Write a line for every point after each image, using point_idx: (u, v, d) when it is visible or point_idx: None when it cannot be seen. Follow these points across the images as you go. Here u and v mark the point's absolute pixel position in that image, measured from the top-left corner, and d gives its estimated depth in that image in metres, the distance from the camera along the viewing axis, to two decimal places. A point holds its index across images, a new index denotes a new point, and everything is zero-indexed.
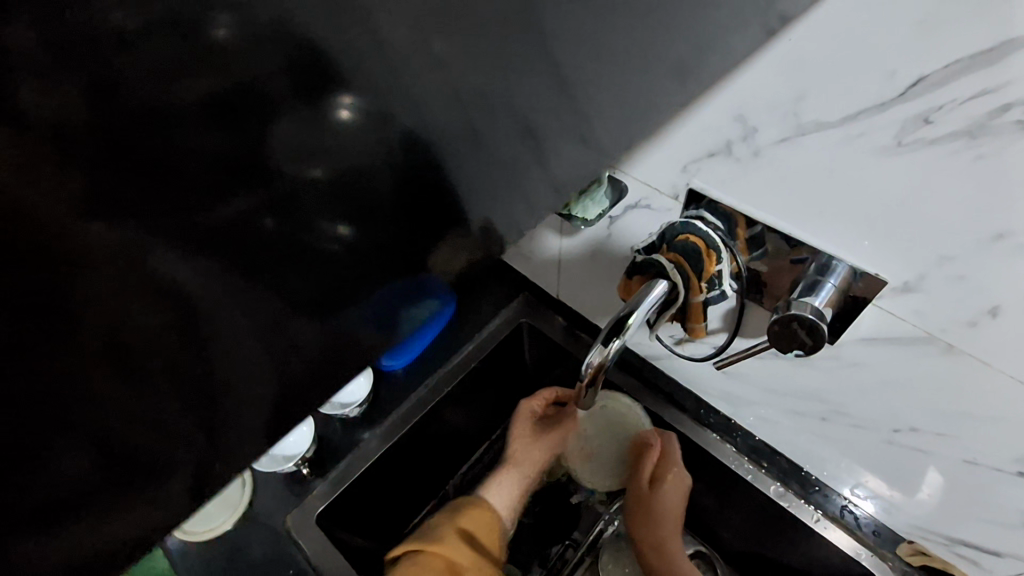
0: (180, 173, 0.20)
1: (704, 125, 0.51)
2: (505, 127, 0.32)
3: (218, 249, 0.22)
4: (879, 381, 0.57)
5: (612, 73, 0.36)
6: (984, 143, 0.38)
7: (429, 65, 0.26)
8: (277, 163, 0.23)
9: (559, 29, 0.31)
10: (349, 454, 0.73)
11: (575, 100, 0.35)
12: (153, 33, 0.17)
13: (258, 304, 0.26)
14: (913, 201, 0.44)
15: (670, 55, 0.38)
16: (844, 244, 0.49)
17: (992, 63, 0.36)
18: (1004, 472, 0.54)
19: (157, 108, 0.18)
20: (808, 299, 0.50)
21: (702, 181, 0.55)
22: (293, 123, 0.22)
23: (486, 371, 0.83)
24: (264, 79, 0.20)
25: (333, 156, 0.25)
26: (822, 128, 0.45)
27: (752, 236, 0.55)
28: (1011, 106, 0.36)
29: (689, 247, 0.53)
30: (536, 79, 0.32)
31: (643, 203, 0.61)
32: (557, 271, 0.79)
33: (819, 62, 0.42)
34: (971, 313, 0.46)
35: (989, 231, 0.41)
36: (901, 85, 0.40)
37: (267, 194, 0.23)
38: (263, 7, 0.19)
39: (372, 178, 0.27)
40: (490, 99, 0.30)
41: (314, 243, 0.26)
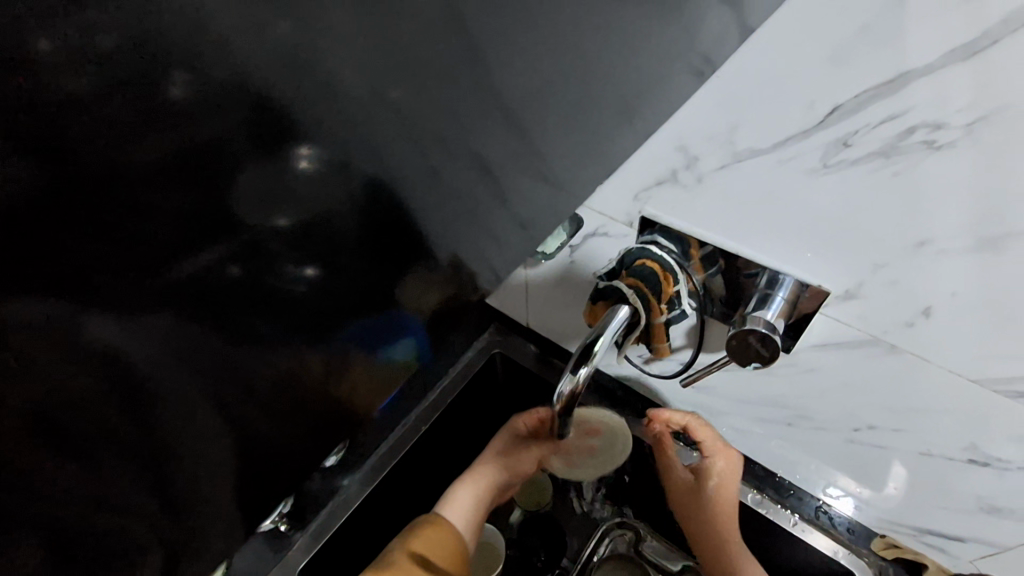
0: (143, 228, 0.20)
1: (647, 158, 0.53)
2: (461, 165, 0.33)
3: (182, 298, 0.23)
4: (837, 385, 0.59)
5: (563, 114, 0.37)
6: (897, 161, 0.41)
7: (386, 111, 0.26)
8: (243, 215, 0.23)
9: (513, 74, 0.31)
10: (329, 504, 0.71)
11: (529, 137, 0.36)
12: (103, 96, 0.17)
13: (204, 358, 0.26)
14: (845, 215, 0.46)
15: (618, 89, 0.40)
16: (785, 258, 0.52)
17: (895, 92, 0.39)
18: (959, 462, 0.56)
19: (115, 175, 0.18)
20: (760, 313, 0.52)
21: (654, 209, 0.57)
22: (253, 177, 0.23)
23: (463, 405, 0.83)
24: (226, 134, 0.21)
25: (296, 204, 0.25)
26: (756, 154, 0.47)
27: (704, 256, 0.57)
28: (917, 128, 0.39)
29: (646, 271, 0.55)
30: (490, 121, 0.33)
31: (599, 231, 0.63)
32: (525, 300, 0.80)
33: (746, 94, 0.44)
34: (909, 315, 0.49)
35: (912, 239, 0.44)
36: (820, 115, 0.42)
37: (231, 245, 0.24)
38: (214, 66, 0.19)
39: (334, 222, 0.28)
40: (447, 143, 0.31)
41: (279, 284, 0.27)
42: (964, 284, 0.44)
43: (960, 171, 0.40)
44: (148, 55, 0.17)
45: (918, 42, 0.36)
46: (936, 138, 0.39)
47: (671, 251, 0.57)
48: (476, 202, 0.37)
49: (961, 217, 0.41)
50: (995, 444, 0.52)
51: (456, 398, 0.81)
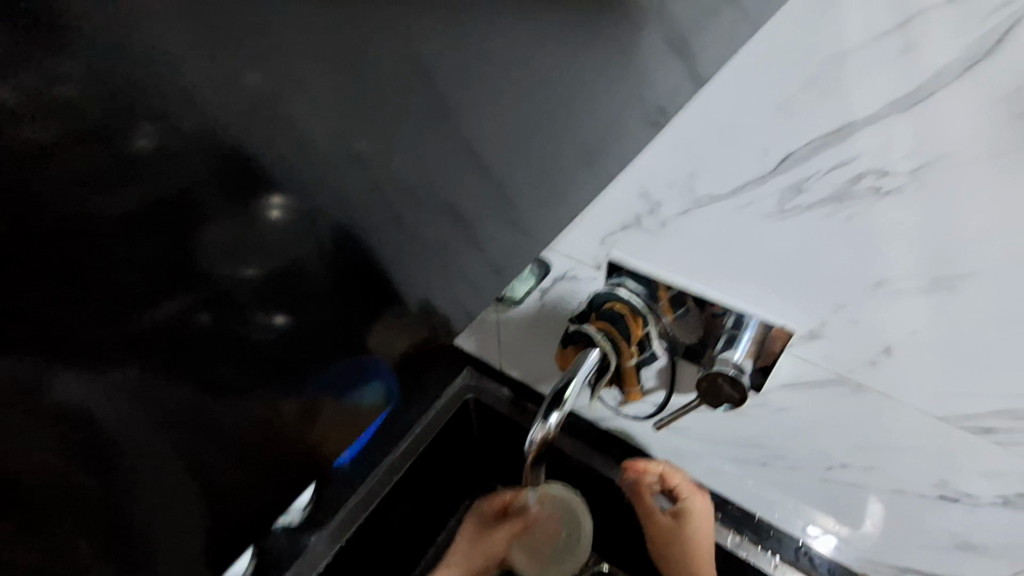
0: (108, 278, 0.20)
1: (612, 203, 0.54)
2: (432, 212, 0.33)
3: (149, 351, 0.23)
4: (809, 424, 0.59)
5: (536, 162, 0.37)
6: (850, 206, 0.43)
7: (352, 161, 0.26)
8: (211, 265, 0.23)
9: (479, 126, 0.32)
10: (294, 563, 0.67)
11: (505, 186, 0.36)
12: (70, 146, 0.18)
13: (175, 413, 0.25)
14: (806, 257, 0.47)
15: (590, 137, 0.39)
16: (756, 300, 0.52)
17: (843, 140, 0.40)
18: (930, 498, 0.57)
19: (77, 220, 0.19)
20: (728, 353, 0.54)
21: (621, 252, 0.57)
22: (223, 228, 0.23)
23: (435, 452, 0.80)
24: (195, 185, 0.21)
25: (265, 253, 0.25)
26: (715, 200, 0.48)
27: (673, 296, 0.57)
28: (865, 175, 0.41)
29: (615, 314, 0.57)
30: (462, 169, 0.33)
31: (568, 274, 0.63)
32: (498, 343, 0.80)
33: (699, 141, 0.46)
34: (870, 354, 0.50)
35: (871, 280, 0.46)
36: (773, 161, 0.44)
37: (201, 295, 0.23)
38: (183, 118, 0.20)
39: (305, 270, 0.28)
40: (417, 193, 0.31)
41: (249, 333, 0.27)
42: (922, 321, 0.46)
43: (908, 215, 0.41)
44: (118, 106, 0.18)
45: (861, 93, 0.38)
46: (883, 184, 0.41)
47: (638, 294, 0.58)
48: (449, 250, 0.36)
49: (917, 258, 0.43)
50: (966, 479, 0.53)
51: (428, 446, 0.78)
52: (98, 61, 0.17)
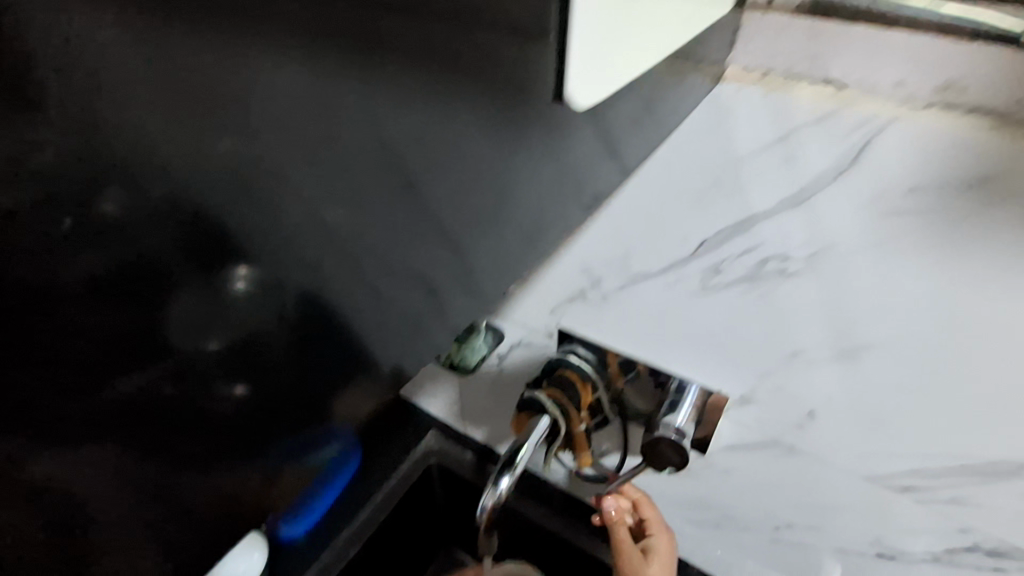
0: (56, 349, 0.19)
1: (563, 277, 0.64)
2: (405, 283, 0.31)
3: (100, 424, 0.21)
4: (752, 485, 0.65)
5: (494, 232, 0.35)
6: (759, 286, 0.53)
7: (323, 232, 0.24)
8: (171, 336, 0.21)
9: (446, 196, 0.30)
10: None
11: (464, 253, 0.34)
12: (29, 210, 0.16)
13: (121, 490, 0.23)
14: (726, 329, 0.57)
15: (538, 206, 0.39)
16: (701, 363, 0.60)
17: (747, 230, 0.52)
18: (868, 556, 0.62)
19: (26, 288, 0.17)
20: (671, 419, 0.59)
21: (569, 322, 0.67)
22: (187, 297, 0.21)
23: (396, 520, 0.77)
24: (157, 254, 0.20)
25: (231, 324, 0.23)
26: (645, 277, 0.59)
27: (622, 361, 0.64)
28: (770, 259, 0.52)
29: (564, 382, 0.63)
30: (430, 239, 0.31)
31: (522, 342, 0.72)
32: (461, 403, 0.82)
33: (632, 230, 0.57)
34: (797, 417, 0.58)
35: (789, 351, 0.55)
36: (692, 247, 0.55)
37: (159, 368, 0.22)
38: (151, 183, 0.18)
39: (274, 340, 0.25)
40: (389, 263, 0.29)
41: (208, 407, 0.24)
42: (834, 389, 0.55)
43: (808, 292, 0.52)
44: (80, 167, 0.17)
45: None
46: (785, 267, 0.52)
47: (589, 360, 0.65)
48: (417, 322, 0.33)
49: (819, 331, 0.53)
50: (897, 536, 0.59)
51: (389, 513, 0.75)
52: (62, 130, 0.16)
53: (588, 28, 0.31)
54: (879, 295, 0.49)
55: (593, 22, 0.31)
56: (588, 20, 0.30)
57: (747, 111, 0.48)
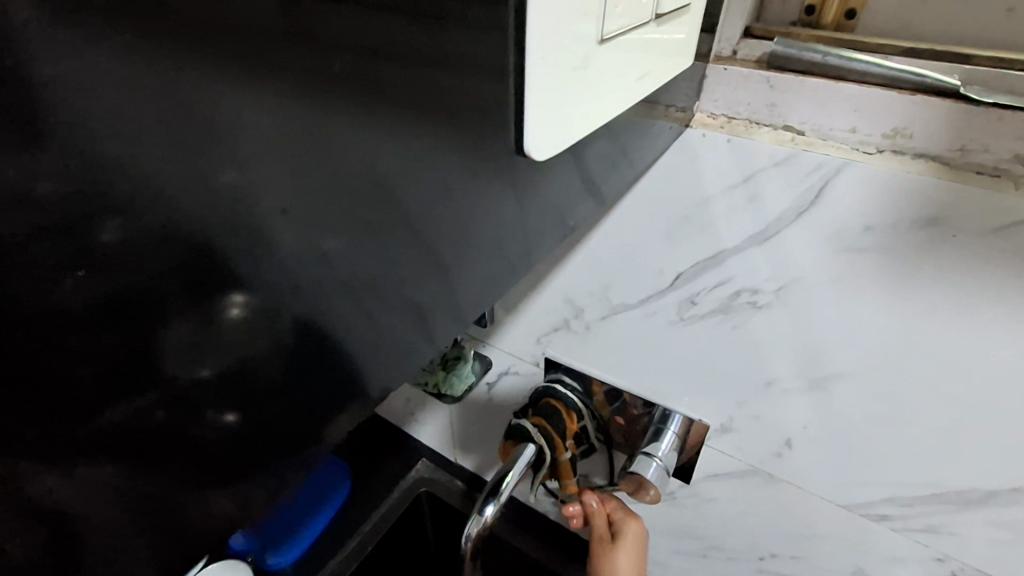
0: (53, 379, 0.17)
1: (547, 307, 0.66)
2: (396, 311, 0.32)
3: (95, 459, 0.20)
4: (734, 513, 0.65)
5: (477, 262, 0.37)
6: (735, 316, 0.55)
7: (319, 261, 0.25)
8: (169, 364, 0.21)
9: (436, 222, 0.32)
10: None
11: (451, 279, 0.35)
12: (34, 239, 0.16)
13: (116, 530, 0.21)
14: (703, 359, 0.58)
15: (523, 235, 0.40)
16: (674, 392, 0.62)
17: (718, 264, 0.54)
18: None
19: (20, 314, 0.16)
20: (655, 446, 0.60)
21: (555, 350, 0.68)
22: (185, 325, 0.21)
23: (385, 552, 0.76)
24: (157, 281, 0.19)
25: (227, 351, 0.23)
26: (626, 307, 0.60)
27: (607, 392, 0.66)
28: (742, 292, 0.54)
29: (550, 409, 0.64)
30: (421, 268, 0.32)
31: (511, 369, 0.73)
32: (450, 433, 0.82)
33: (612, 262, 0.59)
34: (776, 446, 0.58)
35: (763, 380, 0.56)
36: (668, 280, 0.57)
37: (153, 398, 0.21)
38: (154, 213, 0.18)
39: (266, 367, 0.25)
40: (384, 292, 0.30)
41: (202, 438, 0.23)
42: (809, 418, 0.55)
43: (779, 322, 0.53)
44: (90, 198, 0.16)
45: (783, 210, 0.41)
46: (756, 299, 0.53)
47: (576, 389, 0.67)
48: (408, 347, 0.34)
49: (789, 362, 0.54)
50: (880, 565, 0.59)
51: (378, 545, 0.74)
52: (76, 162, 0.16)
53: (548, 81, 0.31)
54: (847, 326, 0.50)
55: (552, 77, 0.32)
56: (547, 75, 0.31)
57: (712, 154, 0.51)
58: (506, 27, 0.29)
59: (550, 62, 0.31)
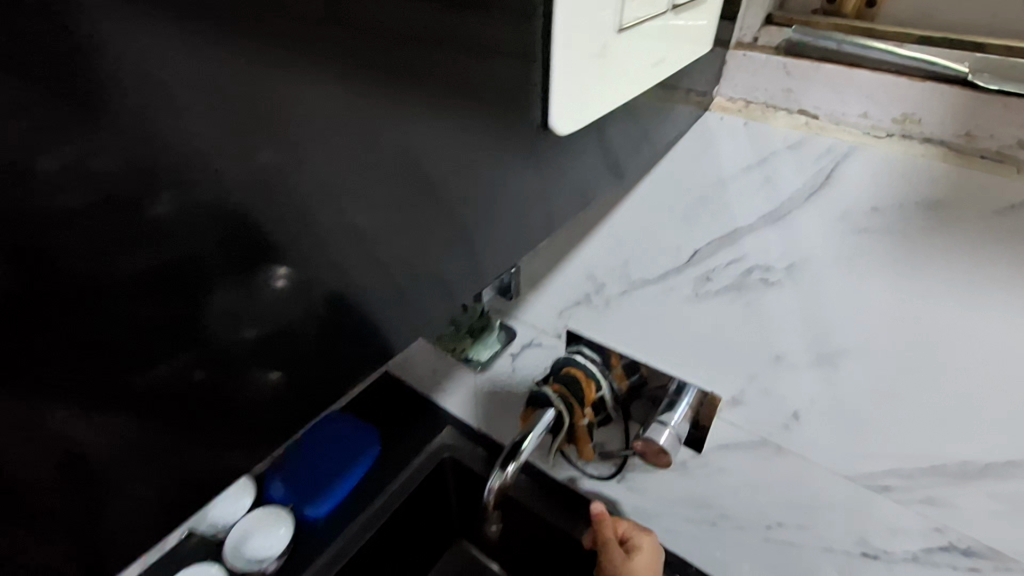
0: (113, 337, 0.19)
1: (569, 282, 0.67)
2: (425, 280, 0.33)
3: (151, 413, 0.22)
4: (743, 483, 0.67)
5: (503, 235, 0.38)
6: (748, 292, 0.56)
7: (352, 233, 0.27)
8: (215, 327, 0.23)
9: (462, 197, 0.33)
10: None
11: (477, 252, 0.37)
12: (97, 213, 0.18)
13: (168, 480, 0.23)
14: (716, 334, 0.60)
15: (549, 209, 0.42)
16: (689, 365, 0.63)
17: (731, 242, 0.55)
18: (853, 556, 0.63)
19: (89, 280, 0.18)
20: (669, 414, 0.62)
21: (576, 323, 0.70)
22: (227, 292, 0.23)
23: (410, 510, 0.80)
24: (202, 251, 0.21)
25: (266, 316, 0.25)
26: (646, 283, 0.62)
27: (625, 364, 0.68)
28: (755, 269, 0.54)
29: (569, 377, 0.66)
30: (447, 240, 0.34)
31: (534, 341, 0.75)
32: (474, 402, 0.85)
33: (632, 238, 0.60)
34: (783, 418, 0.60)
35: (773, 353, 0.57)
36: (684, 257, 0.58)
37: (205, 358, 0.23)
38: (199, 188, 0.20)
39: (303, 333, 0.27)
40: (411, 263, 0.32)
41: (245, 396, 0.25)
42: (815, 393, 0.56)
43: (790, 300, 0.54)
44: (141, 175, 0.18)
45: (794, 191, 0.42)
46: (769, 276, 0.54)
47: (595, 360, 0.68)
48: (432, 318, 0.36)
49: (800, 337, 0.55)
50: (884, 538, 0.59)
51: (405, 504, 0.78)
52: (130, 142, 0.18)
53: (573, 61, 0.33)
54: (851, 303, 0.51)
55: (576, 57, 0.34)
56: (570, 55, 0.33)
57: (729, 136, 0.51)
58: (532, 15, 0.31)
59: (573, 43, 0.33)
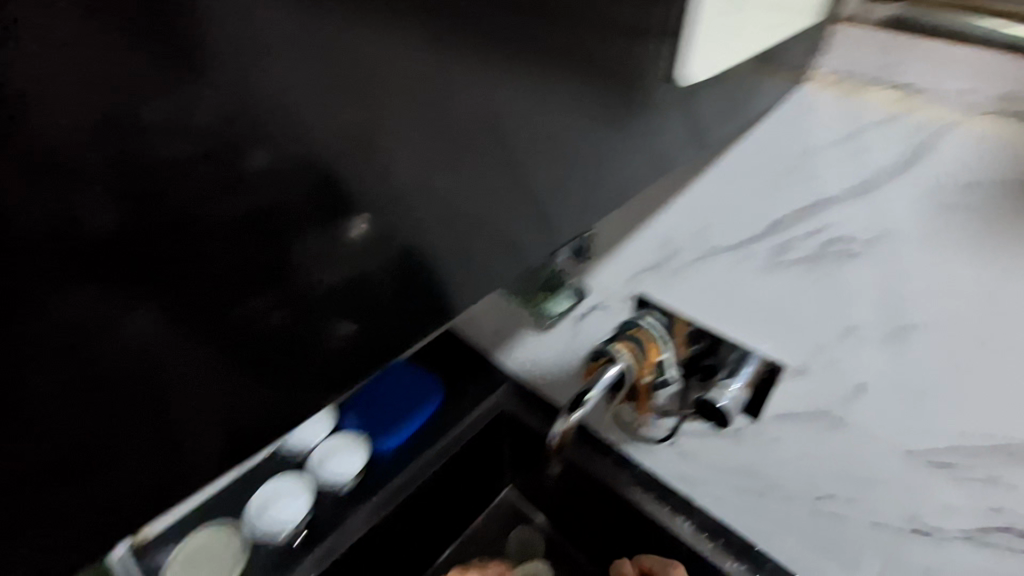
0: (209, 274, 0.21)
1: (642, 247, 0.68)
2: (511, 230, 0.35)
3: (238, 347, 0.23)
4: (796, 455, 0.68)
5: (599, 197, 0.41)
6: (822, 264, 0.56)
7: (443, 186, 0.29)
8: (299, 272, 0.24)
9: (557, 154, 0.35)
10: (334, 531, 0.72)
11: (564, 211, 0.39)
12: (199, 159, 0.19)
13: (249, 414, 0.25)
14: (789, 302, 0.60)
15: (643, 170, 0.43)
16: (754, 334, 0.64)
17: (816, 211, 0.55)
18: (904, 531, 0.62)
19: (192, 219, 0.20)
20: (730, 382, 0.63)
21: (648, 289, 0.71)
22: (311, 239, 0.24)
23: (468, 455, 0.84)
24: (289, 201, 0.22)
25: (345, 264, 0.26)
26: (722, 250, 0.62)
27: (690, 332, 0.69)
28: (836, 240, 0.55)
29: (634, 337, 0.65)
30: (536, 197, 0.36)
31: (599, 305, 0.77)
32: (534, 360, 0.89)
33: (712, 205, 0.61)
34: (846, 390, 0.60)
35: (845, 325, 0.57)
36: (766, 223, 0.58)
37: (281, 300, 0.24)
38: (290, 139, 0.21)
39: (378, 283, 0.28)
40: (494, 220, 0.33)
41: (321, 341, 0.26)
42: (879, 367, 0.57)
43: (866, 274, 0.54)
44: (240, 124, 0.19)
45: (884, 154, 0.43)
46: (850, 248, 0.54)
47: (659, 324, 0.67)
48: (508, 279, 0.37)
49: (875, 308, 0.55)
50: (934, 513, 0.60)
51: (465, 448, 0.82)
52: (234, 92, 0.19)
53: (713, 21, 0.38)
54: (930, 278, 0.50)
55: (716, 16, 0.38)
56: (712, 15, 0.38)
57: (823, 106, 0.52)
58: None
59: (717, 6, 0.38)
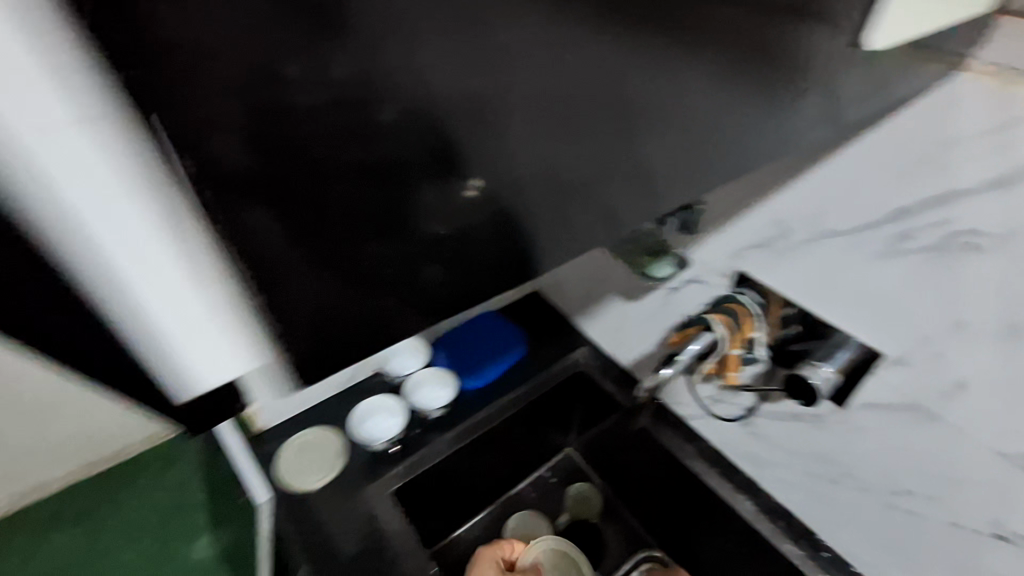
0: (328, 215, 0.21)
1: (752, 224, 0.68)
2: (665, 181, 0.36)
3: (346, 287, 0.23)
4: (879, 449, 0.67)
5: (746, 157, 0.42)
6: (947, 256, 0.55)
7: (608, 132, 0.30)
8: (409, 221, 0.24)
9: (714, 113, 0.36)
10: (419, 450, 0.80)
11: (711, 168, 0.39)
12: (331, 108, 0.19)
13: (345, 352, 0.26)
14: (901, 291, 0.59)
15: (790, 138, 0.44)
16: (857, 320, 0.64)
17: (949, 201, 0.53)
18: (983, 536, 0.62)
19: (322, 159, 0.20)
20: (823, 362, 0.64)
21: (751, 267, 0.71)
22: (426, 190, 0.24)
23: (544, 405, 0.90)
24: (410, 152, 0.22)
25: (453, 218, 0.26)
26: (838, 233, 0.62)
27: (784, 313, 0.70)
28: (961, 232, 0.53)
29: (730, 311, 0.69)
30: (686, 153, 0.36)
31: (696, 279, 0.77)
32: (619, 327, 0.91)
33: (835, 188, 0.60)
34: (947, 385, 0.59)
35: (955, 320, 0.56)
36: (887, 208, 0.57)
37: (393, 245, 0.24)
38: (417, 90, 0.21)
39: (479, 241, 0.28)
40: (653, 169, 0.34)
41: (420, 289, 0.27)
42: (988, 366, 0.55)
43: (991, 270, 0.52)
44: (369, 79, 0.19)
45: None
46: (975, 241, 0.52)
47: (757, 301, 0.70)
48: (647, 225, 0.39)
49: (995, 305, 0.53)
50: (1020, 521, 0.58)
51: (541, 397, 0.88)
52: (373, 46, 0.19)
53: None
54: None
55: None
56: None
57: (974, 97, 0.49)
58: None
59: None
